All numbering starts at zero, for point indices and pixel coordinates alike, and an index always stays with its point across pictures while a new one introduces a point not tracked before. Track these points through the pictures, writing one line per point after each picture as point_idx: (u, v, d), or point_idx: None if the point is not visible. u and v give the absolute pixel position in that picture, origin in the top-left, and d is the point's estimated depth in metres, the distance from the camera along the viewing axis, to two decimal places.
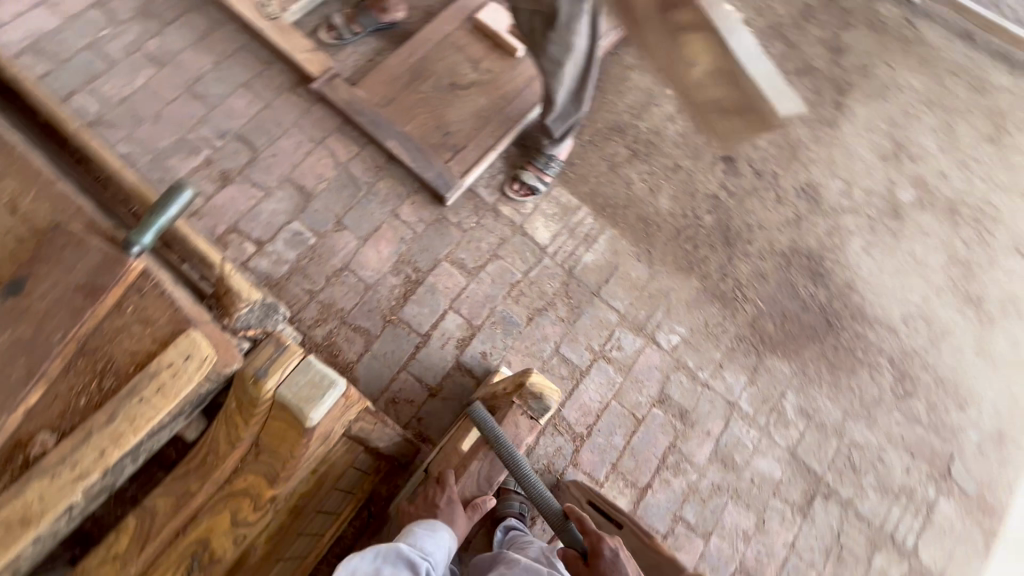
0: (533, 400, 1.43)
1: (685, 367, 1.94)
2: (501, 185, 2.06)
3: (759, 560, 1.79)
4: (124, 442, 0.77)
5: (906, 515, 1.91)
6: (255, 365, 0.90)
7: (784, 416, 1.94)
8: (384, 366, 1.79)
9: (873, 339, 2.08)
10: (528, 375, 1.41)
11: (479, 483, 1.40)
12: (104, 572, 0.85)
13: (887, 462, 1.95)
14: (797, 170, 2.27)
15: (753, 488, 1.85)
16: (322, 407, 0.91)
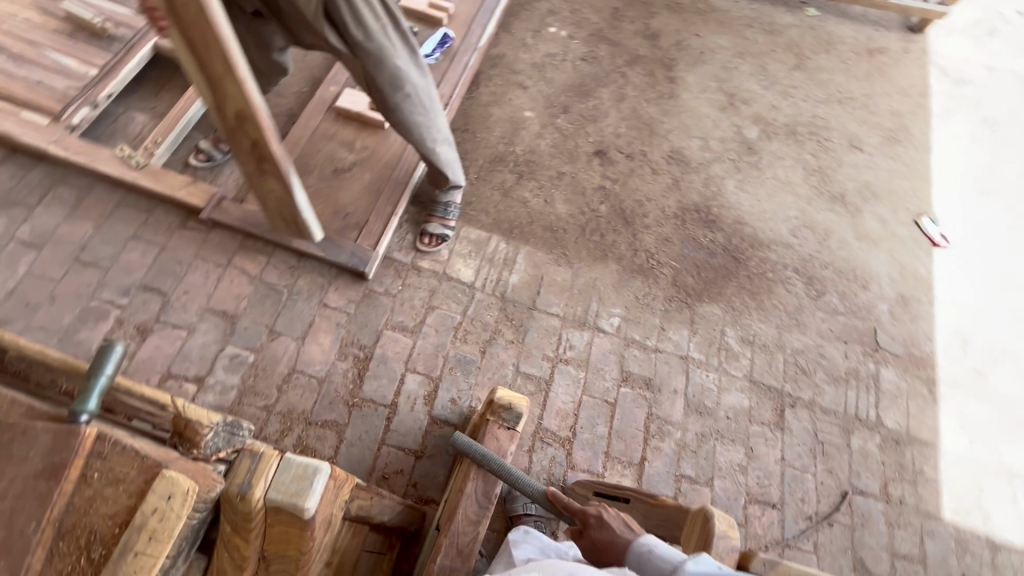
0: (506, 412, 1.40)
1: (634, 341, 2.10)
2: (413, 243, 2.17)
3: (762, 483, 1.93)
4: None
5: (861, 393, 2.13)
6: (238, 482, 0.93)
7: (732, 351, 2.13)
8: (364, 448, 1.80)
9: (776, 258, 2.35)
10: (496, 393, 1.43)
11: (479, 502, 1.20)
12: None
13: (828, 356, 2.18)
14: (660, 142, 2.56)
15: (731, 423, 2.00)
16: (313, 495, 0.95)
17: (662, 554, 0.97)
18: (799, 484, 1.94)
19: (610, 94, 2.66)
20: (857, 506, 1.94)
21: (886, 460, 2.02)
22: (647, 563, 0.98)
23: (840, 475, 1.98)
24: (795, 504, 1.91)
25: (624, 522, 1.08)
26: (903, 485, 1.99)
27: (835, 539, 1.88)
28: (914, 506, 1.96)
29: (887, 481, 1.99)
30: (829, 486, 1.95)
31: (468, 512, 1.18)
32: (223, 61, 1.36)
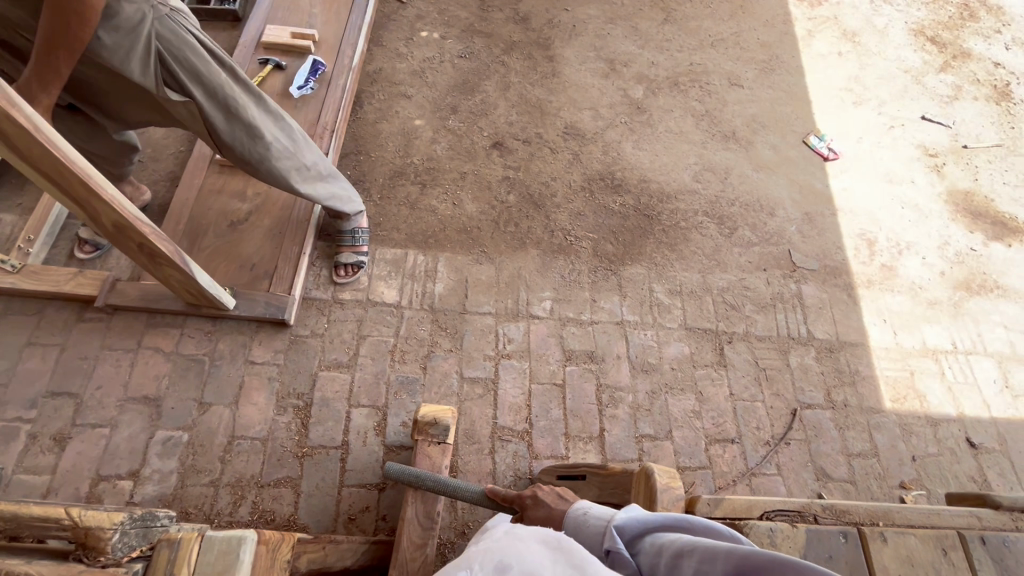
0: (435, 429, 1.43)
1: (569, 319, 2.12)
2: (329, 278, 2.12)
3: (718, 422, 1.99)
4: None
5: (790, 313, 2.23)
6: (159, 575, 0.88)
7: (663, 305, 2.19)
8: (323, 496, 1.75)
9: (685, 206, 2.43)
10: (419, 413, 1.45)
11: (421, 524, 1.25)
12: None
13: (752, 287, 2.27)
14: (553, 121, 2.59)
15: (677, 373, 2.06)
16: (243, 566, 0.92)
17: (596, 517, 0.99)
18: (752, 413, 2.02)
19: (494, 85, 2.67)
20: (808, 419, 2.04)
21: (825, 370, 2.13)
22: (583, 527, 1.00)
23: (787, 394, 2.07)
24: (752, 433, 1.99)
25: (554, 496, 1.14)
26: (844, 389, 2.10)
27: (794, 456, 1.97)
28: (858, 406, 2.08)
29: (829, 389, 2.09)
30: (779, 408, 2.04)
31: (412, 536, 1.23)
32: (82, 184, 1.33)
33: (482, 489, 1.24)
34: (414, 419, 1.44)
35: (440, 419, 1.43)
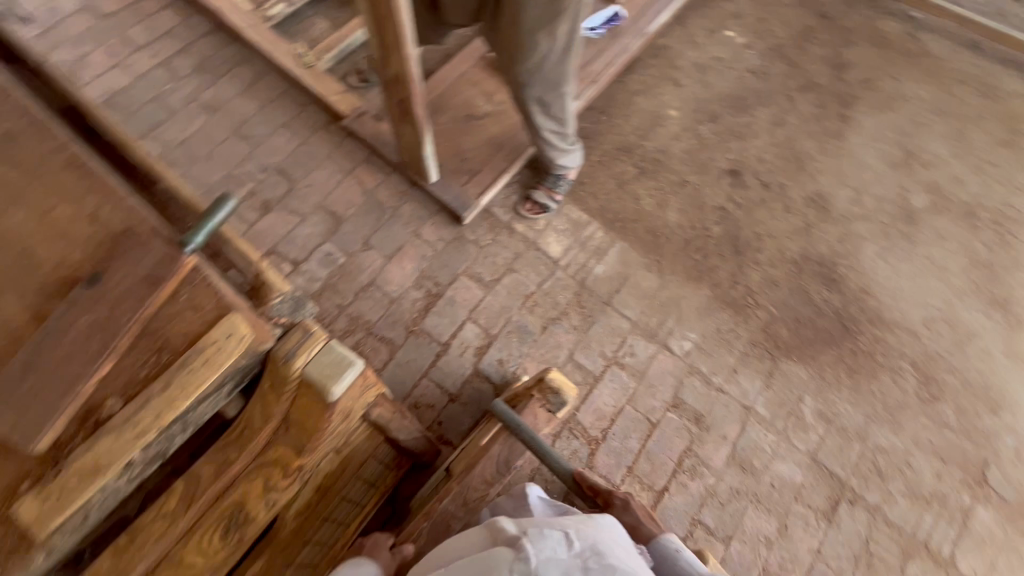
0: (552, 396, 1.44)
1: (699, 372, 1.98)
2: (515, 204, 2.20)
3: (784, 567, 1.76)
4: (179, 404, 0.92)
5: (942, 522, 1.84)
6: (287, 349, 1.03)
7: (802, 420, 1.94)
8: (407, 373, 1.91)
9: (893, 343, 2.07)
10: (547, 373, 1.42)
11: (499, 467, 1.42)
12: (156, 527, 0.96)
13: (915, 467, 1.90)
14: (805, 181, 2.33)
15: (773, 492, 1.84)
16: (342, 384, 1.03)
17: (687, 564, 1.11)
18: None
19: (767, 116, 2.46)
20: None
21: None
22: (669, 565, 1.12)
23: None
24: None
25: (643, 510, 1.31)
26: None
27: None
28: None
29: None
30: None
31: (485, 473, 1.40)
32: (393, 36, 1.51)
33: (572, 471, 1.32)
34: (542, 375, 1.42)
35: (562, 392, 1.42)
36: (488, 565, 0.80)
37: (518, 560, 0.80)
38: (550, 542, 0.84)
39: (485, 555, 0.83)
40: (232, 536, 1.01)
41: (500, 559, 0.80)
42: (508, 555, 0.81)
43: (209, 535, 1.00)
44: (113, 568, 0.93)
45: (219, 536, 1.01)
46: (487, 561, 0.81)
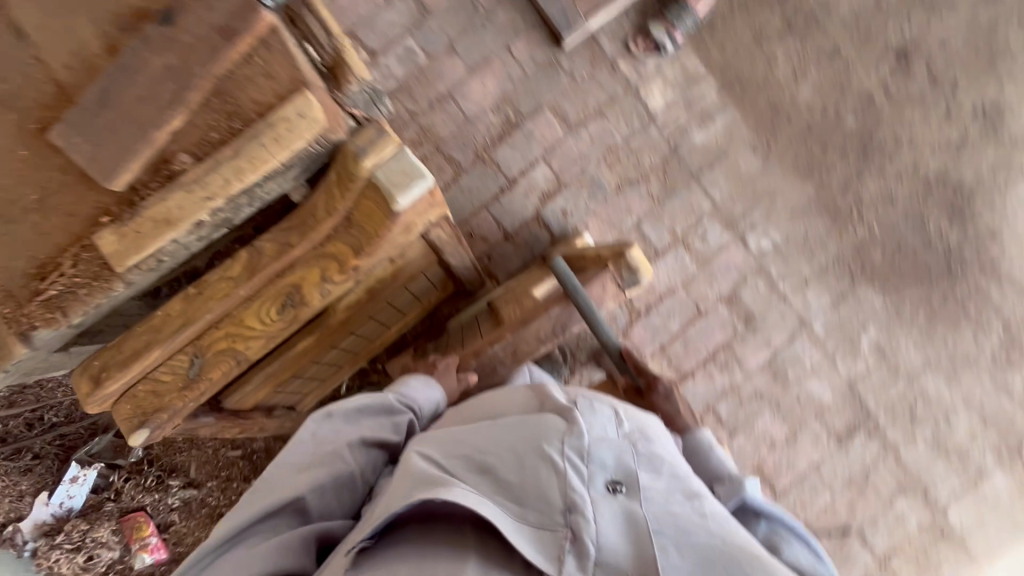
0: (627, 276, 1.36)
1: (767, 275, 1.85)
2: (626, 36, 1.87)
3: (778, 468, 1.84)
4: (244, 177, 0.90)
5: (951, 474, 1.85)
6: (358, 145, 0.97)
7: (855, 349, 1.85)
8: (467, 201, 1.85)
9: (995, 298, 1.85)
10: (628, 252, 1.34)
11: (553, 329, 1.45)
12: (221, 287, 1.01)
13: (951, 421, 1.85)
14: (987, 84, 1.87)
15: (796, 404, 1.85)
16: (409, 195, 0.99)
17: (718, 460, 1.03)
18: (813, 494, 1.84)
19: None
20: (849, 547, 1.84)
21: (916, 539, 1.84)
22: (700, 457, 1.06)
23: (858, 515, 1.84)
24: (795, 504, 1.84)
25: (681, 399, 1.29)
26: (909, 565, 1.84)
27: None
28: None
29: (898, 553, 1.83)
30: (840, 517, 1.83)
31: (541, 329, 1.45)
32: None
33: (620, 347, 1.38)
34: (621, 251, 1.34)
35: (638, 275, 1.36)
36: (530, 436, 0.73)
37: (572, 434, 0.73)
38: (599, 422, 0.79)
39: (532, 418, 0.76)
40: (287, 312, 1.06)
41: (552, 428, 0.73)
42: (560, 427, 0.74)
43: (267, 306, 1.06)
44: (182, 312, 1.00)
45: (276, 309, 1.06)
46: (536, 424, 0.74)
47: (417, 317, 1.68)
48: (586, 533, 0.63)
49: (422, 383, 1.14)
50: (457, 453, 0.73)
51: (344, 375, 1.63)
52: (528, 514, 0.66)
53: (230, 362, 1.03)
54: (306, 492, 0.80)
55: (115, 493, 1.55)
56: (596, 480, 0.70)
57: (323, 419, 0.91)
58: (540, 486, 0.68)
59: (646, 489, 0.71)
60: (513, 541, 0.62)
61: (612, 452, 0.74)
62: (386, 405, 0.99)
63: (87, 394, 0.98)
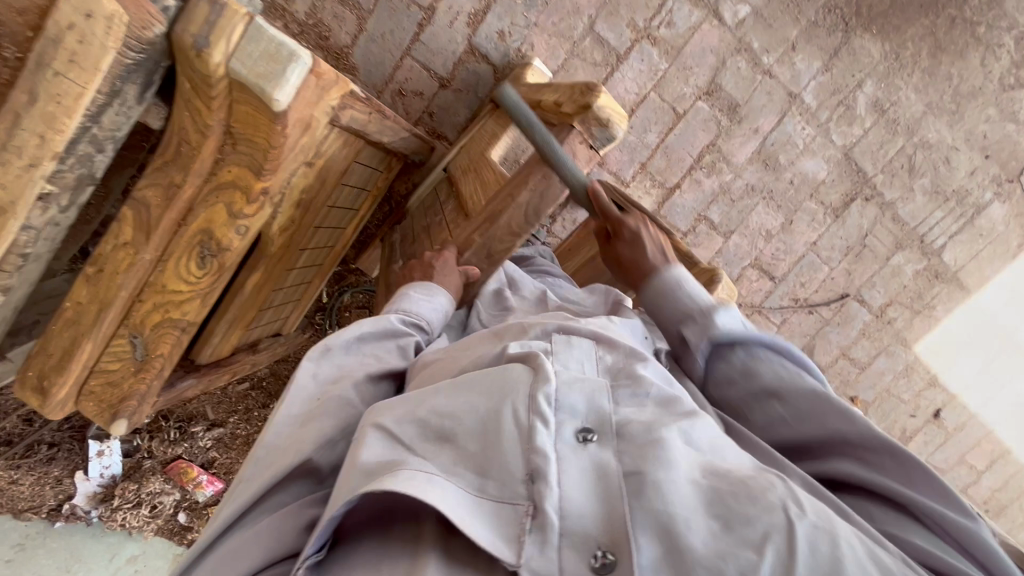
0: (599, 128, 1.00)
1: (748, 50, 1.59)
2: None
3: (776, 257, 1.82)
4: (62, 127, 0.67)
5: (948, 217, 1.82)
6: (192, 33, 0.71)
7: (851, 112, 1.67)
8: (384, 51, 1.51)
9: (1009, 9, 1.59)
10: (595, 90, 0.97)
11: (527, 216, 1.00)
12: (120, 257, 0.85)
13: (952, 164, 1.75)
14: None
15: (790, 189, 1.75)
16: (287, 85, 0.75)
17: (689, 292, 0.88)
18: (812, 272, 1.85)
19: None
20: (847, 309, 1.92)
21: (911, 287, 1.89)
22: (671, 296, 0.89)
23: (856, 280, 1.88)
24: (794, 286, 1.86)
25: (656, 242, 0.99)
26: (904, 311, 1.93)
27: (804, 324, 1.92)
28: (896, 330, 1.95)
29: (894, 303, 1.91)
30: (838, 285, 1.87)
31: None
32: None
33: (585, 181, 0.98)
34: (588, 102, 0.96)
35: (612, 125, 1.00)
36: (498, 394, 0.66)
37: (538, 384, 0.67)
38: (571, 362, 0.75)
39: (497, 371, 0.69)
40: (209, 264, 0.90)
41: (517, 382, 0.67)
42: (525, 377, 0.68)
43: (183, 263, 0.89)
44: (94, 296, 0.87)
45: (195, 264, 0.89)
46: (501, 379, 0.67)
47: (372, 206, 1.51)
48: (549, 500, 0.57)
49: (426, 290, 0.94)
50: (410, 421, 0.64)
51: (319, 288, 1.54)
52: (489, 486, 0.59)
53: (173, 332, 0.92)
54: (314, 452, 0.61)
55: (147, 451, 1.52)
56: (564, 431, 0.64)
57: (321, 356, 0.73)
58: (502, 452, 0.61)
59: (620, 432, 0.66)
60: (465, 529, 0.53)
61: (582, 395, 0.68)
62: (388, 329, 0.82)
63: (41, 406, 0.90)
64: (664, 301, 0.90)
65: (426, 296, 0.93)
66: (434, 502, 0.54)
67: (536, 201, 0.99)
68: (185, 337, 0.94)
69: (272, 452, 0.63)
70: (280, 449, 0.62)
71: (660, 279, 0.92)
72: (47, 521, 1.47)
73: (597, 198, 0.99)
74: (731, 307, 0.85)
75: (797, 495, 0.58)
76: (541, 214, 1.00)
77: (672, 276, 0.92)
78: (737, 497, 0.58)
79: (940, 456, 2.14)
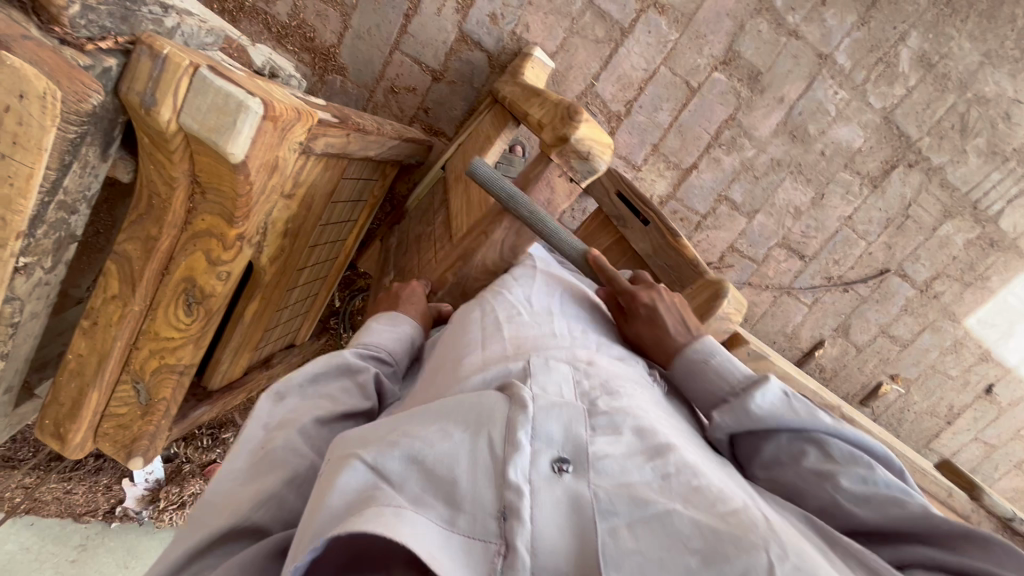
0: (579, 161, 0.97)
1: (770, 10, 1.42)
2: None
3: (806, 234, 1.69)
4: (21, 206, 0.67)
5: (1008, 179, 1.62)
6: (139, 91, 0.68)
7: (892, 69, 1.48)
8: (372, 48, 1.44)
9: None
10: (577, 118, 0.96)
11: (502, 253, 1.03)
12: (111, 310, 0.87)
13: (1013, 119, 1.54)
14: None
15: (821, 161, 1.59)
16: (240, 137, 0.71)
17: (720, 368, 0.75)
18: (846, 248, 1.71)
19: None
20: (887, 285, 1.77)
21: (962, 259, 1.73)
22: (703, 376, 0.76)
23: (897, 254, 1.73)
24: (826, 265, 1.74)
25: (675, 312, 0.86)
26: (953, 284, 1.77)
27: (838, 302, 1.80)
28: (943, 304, 1.80)
29: (941, 276, 1.75)
30: (877, 261, 1.73)
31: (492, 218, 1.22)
32: None
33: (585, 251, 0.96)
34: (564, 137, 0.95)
35: (594, 157, 0.97)
36: (476, 418, 0.58)
37: (516, 411, 0.59)
38: (555, 380, 0.66)
39: (474, 396, 0.61)
40: (195, 309, 0.90)
41: (493, 407, 0.59)
42: (501, 406, 0.60)
43: (172, 309, 0.90)
44: (92, 348, 0.89)
45: (182, 310, 0.90)
46: (475, 408, 0.60)
47: (371, 214, 1.48)
48: (520, 536, 0.50)
49: (391, 321, 0.88)
50: (380, 447, 0.56)
51: (326, 299, 1.54)
52: (460, 520, 0.52)
53: (172, 376, 0.94)
54: (253, 512, 0.57)
55: (185, 457, 1.59)
56: (538, 461, 0.56)
57: (276, 400, 0.69)
58: (474, 487, 0.53)
59: (597, 460, 0.57)
60: (434, 567, 0.46)
61: (559, 423, 0.59)
62: (347, 365, 0.75)
63: (61, 449, 0.95)
64: (692, 382, 0.77)
65: (389, 324, 0.87)
66: (406, 540, 0.46)
67: (512, 238, 1.02)
68: (185, 378, 0.96)
69: (214, 506, 0.59)
70: (223, 503, 0.59)
71: (686, 355, 0.80)
72: (104, 521, 1.60)
73: (601, 266, 0.93)
74: (772, 385, 0.69)
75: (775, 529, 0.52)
76: (516, 249, 1.03)
77: (702, 349, 0.79)
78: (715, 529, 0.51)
79: (992, 432, 2.01)
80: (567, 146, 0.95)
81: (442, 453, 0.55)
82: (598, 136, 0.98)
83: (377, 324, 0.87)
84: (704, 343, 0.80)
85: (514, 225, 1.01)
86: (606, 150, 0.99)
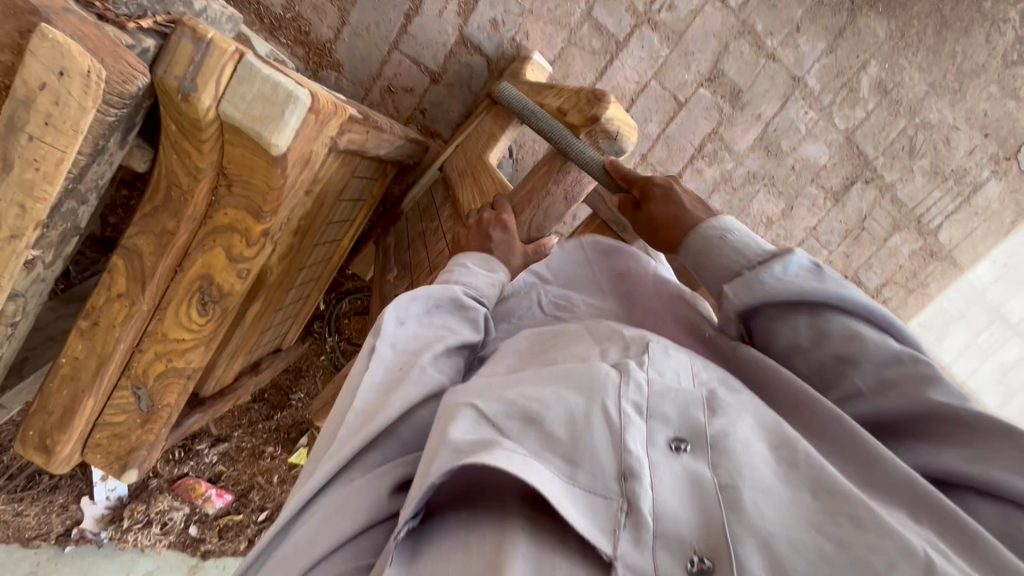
0: (607, 141, 0.96)
1: (752, 33, 1.53)
2: None
3: (776, 243, 1.82)
4: (44, 194, 0.62)
5: (945, 197, 1.82)
6: (177, 74, 0.63)
7: (854, 94, 1.63)
8: (369, 45, 1.41)
9: None
10: (605, 100, 0.95)
11: (530, 235, 0.99)
12: (116, 309, 0.80)
13: (952, 143, 1.73)
14: None
15: (791, 174, 1.72)
16: (286, 128, 0.68)
17: (738, 243, 0.69)
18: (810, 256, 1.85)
19: None
20: None
21: (906, 267, 1.91)
22: (712, 250, 0.71)
23: (853, 262, 1.89)
24: None
25: (694, 199, 0.81)
26: (898, 290, 1.95)
27: None
28: (890, 308, 1.98)
29: (890, 283, 1.94)
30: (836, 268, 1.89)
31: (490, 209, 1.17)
32: None
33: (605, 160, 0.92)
34: (595, 114, 0.94)
35: (622, 136, 0.97)
36: (585, 386, 0.55)
37: (626, 386, 0.56)
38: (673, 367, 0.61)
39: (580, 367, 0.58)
40: (210, 310, 0.86)
41: (605, 378, 0.56)
42: (612, 377, 0.56)
43: (184, 310, 0.85)
44: (90, 351, 0.82)
45: (196, 311, 0.85)
46: (584, 373, 0.57)
47: (368, 213, 1.45)
48: (643, 499, 0.47)
49: (485, 263, 0.81)
50: (499, 401, 0.54)
51: (315, 302, 1.47)
52: (579, 474, 0.49)
53: (180, 379, 0.90)
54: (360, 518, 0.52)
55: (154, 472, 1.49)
56: (655, 437, 0.53)
57: (397, 324, 0.63)
58: (592, 444, 0.51)
59: (723, 445, 0.52)
60: (557, 505, 0.45)
61: (676, 402, 0.55)
62: (458, 300, 0.70)
63: (46, 463, 0.87)
64: (706, 261, 0.71)
65: (486, 270, 0.80)
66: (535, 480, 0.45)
67: (540, 218, 0.98)
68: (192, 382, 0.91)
69: (370, 413, 0.55)
70: (380, 406, 0.55)
71: (699, 231, 0.73)
72: (58, 544, 1.46)
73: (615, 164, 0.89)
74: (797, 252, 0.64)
75: (933, 539, 0.44)
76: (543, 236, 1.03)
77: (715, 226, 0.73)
78: (853, 522, 0.45)
79: None
80: (595, 121, 0.95)
81: (556, 420, 0.52)
82: (624, 118, 0.99)
83: (454, 272, 0.77)
84: (719, 220, 0.74)
85: (545, 205, 0.98)
86: (632, 131, 0.99)
